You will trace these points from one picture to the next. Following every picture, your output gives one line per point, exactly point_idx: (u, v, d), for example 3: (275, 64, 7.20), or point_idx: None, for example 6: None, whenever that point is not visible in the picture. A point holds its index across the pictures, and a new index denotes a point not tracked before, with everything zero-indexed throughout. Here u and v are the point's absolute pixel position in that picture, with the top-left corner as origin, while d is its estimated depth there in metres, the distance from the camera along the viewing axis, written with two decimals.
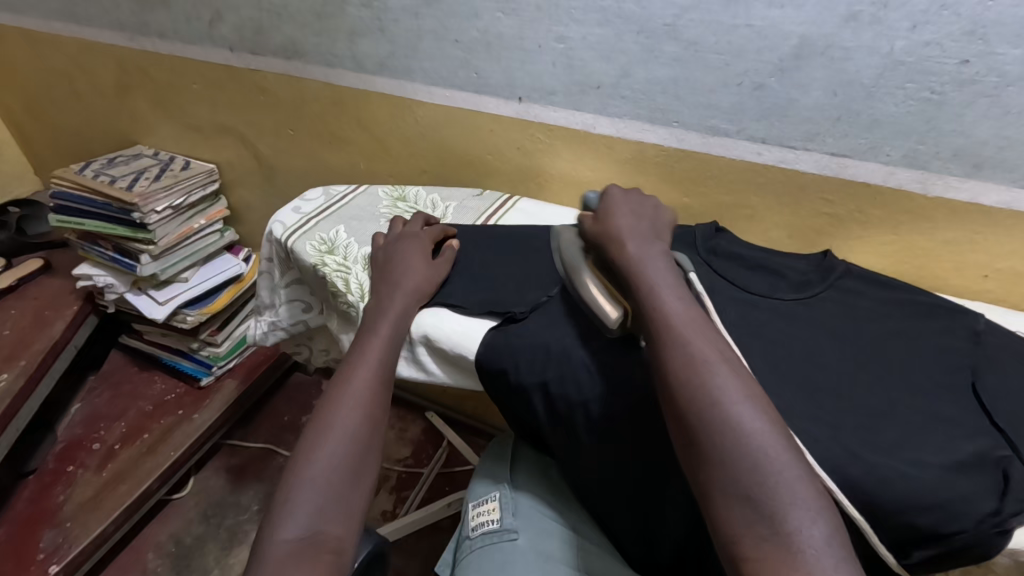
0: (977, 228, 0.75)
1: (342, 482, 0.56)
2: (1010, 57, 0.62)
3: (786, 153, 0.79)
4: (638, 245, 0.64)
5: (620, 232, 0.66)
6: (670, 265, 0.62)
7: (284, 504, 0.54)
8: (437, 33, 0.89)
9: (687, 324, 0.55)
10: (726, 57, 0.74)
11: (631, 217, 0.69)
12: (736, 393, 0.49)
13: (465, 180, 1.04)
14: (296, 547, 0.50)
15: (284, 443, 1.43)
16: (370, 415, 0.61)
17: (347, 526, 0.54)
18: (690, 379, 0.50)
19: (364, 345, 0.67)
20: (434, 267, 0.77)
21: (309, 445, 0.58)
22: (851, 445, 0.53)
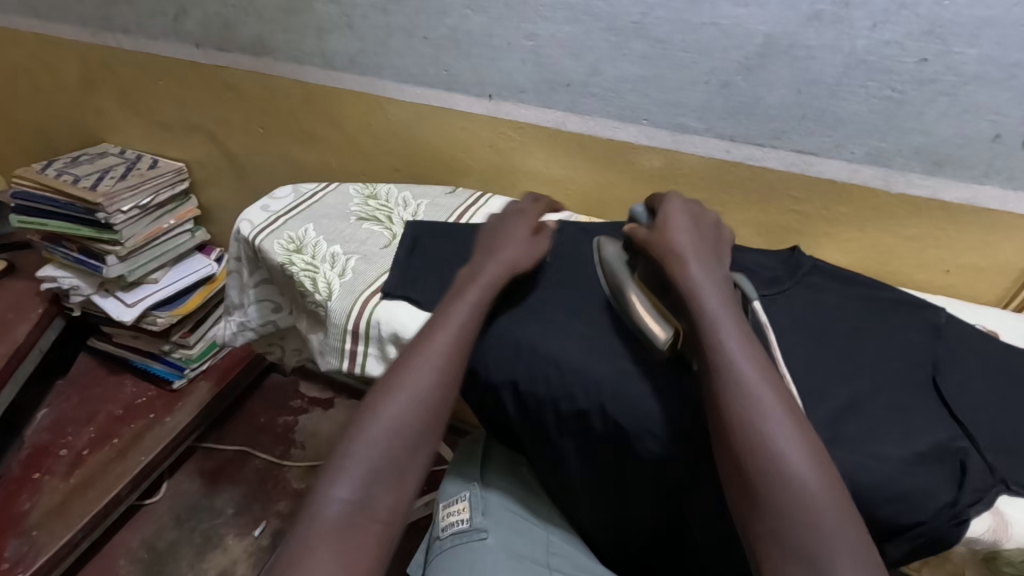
0: (938, 224, 0.76)
1: (402, 444, 0.55)
2: (967, 57, 0.64)
3: (753, 151, 0.79)
4: (703, 268, 0.60)
5: (681, 250, 0.61)
6: (728, 293, 0.59)
7: (342, 459, 0.53)
8: (407, 29, 0.88)
9: (748, 363, 0.52)
10: (693, 55, 0.74)
11: (690, 233, 0.64)
12: (791, 446, 0.48)
13: (438, 178, 1.03)
14: (345, 511, 0.50)
15: (260, 446, 1.42)
16: (444, 380, 0.59)
17: (398, 496, 0.53)
18: (749, 426, 0.49)
19: (451, 306, 0.64)
20: (536, 242, 0.74)
21: (374, 401, 0.57)
22: None
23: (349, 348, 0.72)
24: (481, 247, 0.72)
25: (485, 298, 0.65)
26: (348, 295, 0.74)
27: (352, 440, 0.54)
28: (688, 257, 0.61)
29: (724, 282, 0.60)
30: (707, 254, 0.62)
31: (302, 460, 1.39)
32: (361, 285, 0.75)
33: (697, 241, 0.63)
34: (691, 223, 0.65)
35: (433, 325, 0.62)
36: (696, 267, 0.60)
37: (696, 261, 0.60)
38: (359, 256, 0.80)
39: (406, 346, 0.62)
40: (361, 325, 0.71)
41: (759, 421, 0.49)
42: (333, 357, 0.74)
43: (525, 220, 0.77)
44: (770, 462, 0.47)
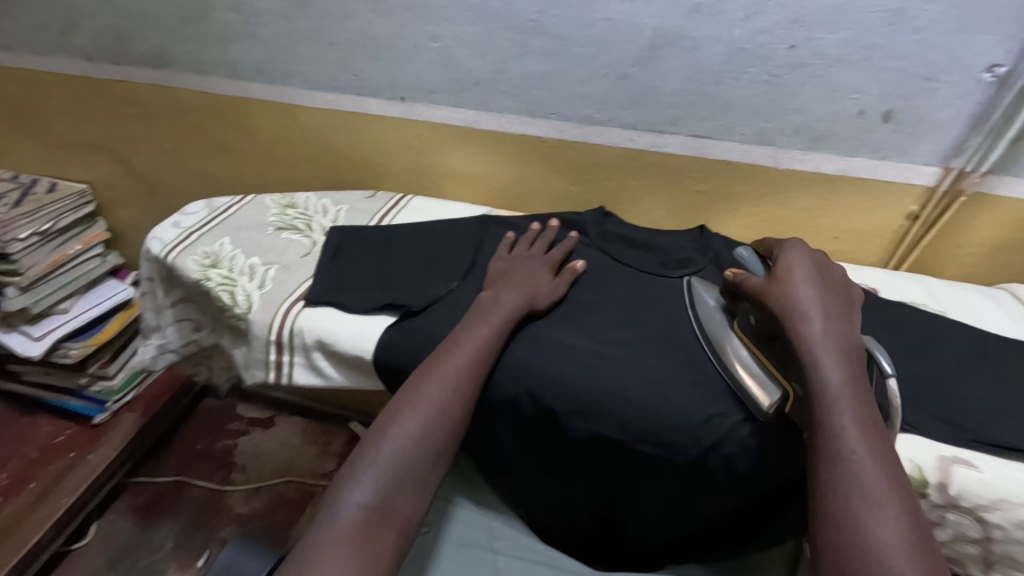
0: (823, 194, 0.83)
1: (422, 456, 0.57)
2: (829, 41, 0.70)
3: (655, 138, 0.84)
4: (826, 330, 0.56)
5: (805, 306, 0.57)
6: (853, 361, 0.54)
7: (361, 463, 0.56)
8: (312, 36, 0.88)
9: (864, 438, 0.49)
10: (591, 50, 0.78)
11: (815, 291, 0.59)
12: (893, 531, 0.45)
13: (359, 183, 1.03)
14: (365, 515, 0.53)
15: (197, 473, 1.36)
16: (464, 397, 0.60)
17: (416, 504, 0.56)
18: (847, 505, 0.47)
19: (477, 318, 0.66)
20: (556, 285, 0.71)
21: (395, 411, 0.59)
22: (720, 399, 0.60)
23: (274, 359, 0.72)
24: (498, 280, 0.71)
25: (502, 324, 0.65)
26: (269, 306, 0.73)
27: (376, 446, 0.57)
28: (812, 316, 0.57)
29: (853, 352, 0.55)
30: (834, 315, 0.57)
31: (244, 483, 1.35)
32: (282, 294, 0.75)
33: (825, 301, 0.58)
34: (817, 281, 0.60)
35: (454, 343, 0.64)
36: (821, 328, 0.56)
37: (819, 318, 0.56)
38: (279, 266, 0.79)
39: (423, 362, 0.63)
40: (284, 335, 0.71)
41: (860, 502, 0.47)
42: (258, 370, 0.73)
43: (544, 258, 0.75)
44: (867, 544, 0.45)
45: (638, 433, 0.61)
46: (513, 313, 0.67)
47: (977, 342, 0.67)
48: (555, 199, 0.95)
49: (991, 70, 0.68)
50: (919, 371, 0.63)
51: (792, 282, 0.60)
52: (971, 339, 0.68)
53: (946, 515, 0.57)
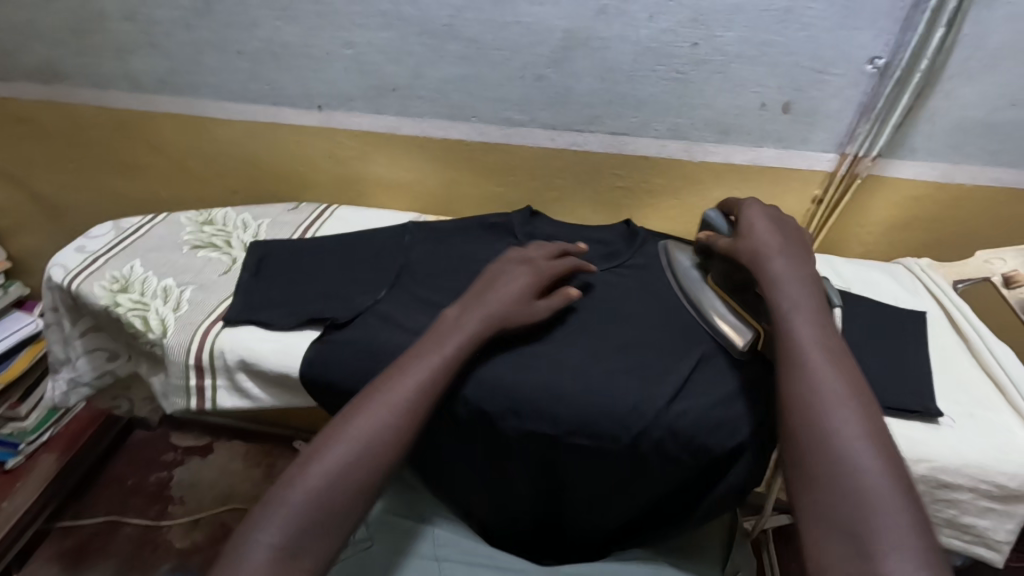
0: (736, 184, 0.88)
1: (344, 494, 0.50)
2: (727, 38, 0.74)
3: (575, 137, 0.86)
4: (786, 258, 0.58)
5: (767, 245, 0.60)
6: (813, 290, 0.55)
7: (275, 499, 0.49)
8: (218, 45, 0.85)
9: (823, 346, 0.50)
10: (505, 52, 0.79)
11: (778, 233, 0.62)
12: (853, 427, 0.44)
13: (282, 196, 1.00)
14: (270, 559, 0.46)
15: (130, 510, 1.28)
16: (398, 422, 0.53)
17: (327, 549, 0.48)
18: (809, 405, 0.46)
19: (426, 340, 0.61)
20: (535, 307, 0.66)
21: (323, 440, 0.52)
22: (649, 387, 0.62)
23: (195, 384, 0.69)
24: (469, 300, 0.65)
25: (461, 346, 0.60)
26: (186, 328, 0.70)
27: (294, 482, 0.49)
28: (772, 248, 0.60)
29: (811, 280, 0.57)
30: (795, 253, 0.60)
31: (182, 516, 1.28)
32: (200, 315, 0.71)
33: (787, 237, 0.61)
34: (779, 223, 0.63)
35: (398, 363, 0.58)
36: (781, 260, 0.58)
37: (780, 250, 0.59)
38: (195, 286, 0.76)
39: (360, 393, 0.56)
40: (204, 357, 0.68)
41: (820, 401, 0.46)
42: (178, 397, 0.70)
43: (532, 272, 0.68)
44: (827, 440, 0.44)
45: (573, 426, 0.62)
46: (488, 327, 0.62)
47: (880, 316, 0.72)
48: (483, 201, 0.95)
49: (872, 61, 0.73)
50: None
51: (755, 229, 0.63)
52: (875, 313, 0.72)
53: None
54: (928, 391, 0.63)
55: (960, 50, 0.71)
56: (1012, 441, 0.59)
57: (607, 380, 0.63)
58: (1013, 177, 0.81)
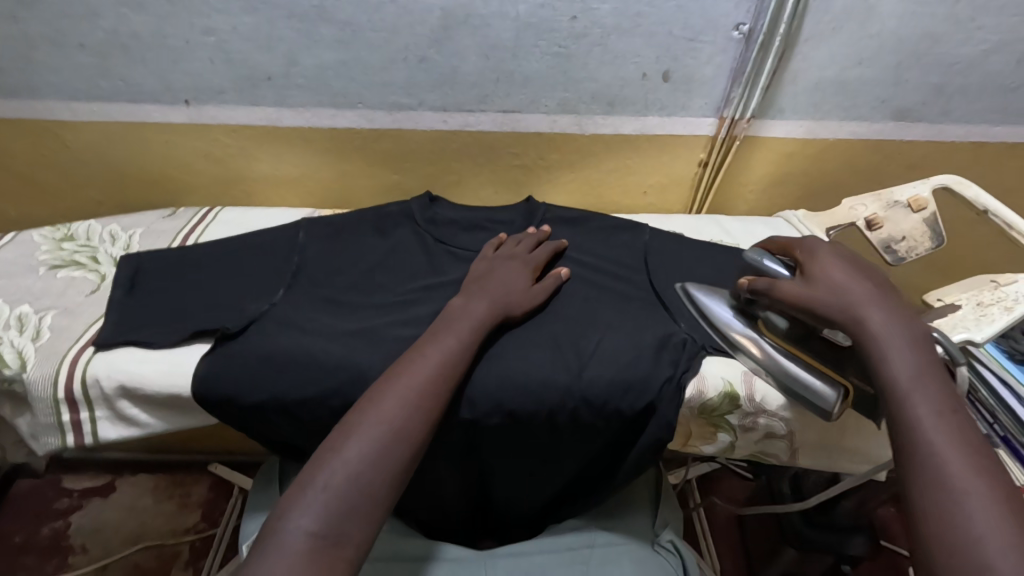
0: (626, 154, 0.90)
1: (380, 473, 0.48)
2: (604, 11, 0.75)
3: (467, 118, 0.85)
4: (883, 317, 0.55)
5: (855, 298, 0.56)
6: (925, 358, 0.52)
7: (308, 484, 0.47)
8: (52, 38, 0.75)
9: (944, 421, 0.47)
10: (384, 34, 0.76)
11: (863, 281, 0.58)
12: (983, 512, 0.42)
13: (156, 202, 0.92)
14: (309, 547, 0.44)
15: (21, 570, 1.15)
16: (427, 411, 0.53)
17: (369, 531, 0.47)
18: (942, 508, 0.43)
19: (445, 325, 0.61)
20: (533, 290, 0.68)
21: (350, 424, 0.51)
22: (561, 362, 0.63)
23: (69, 419, 0.62)
24: (474, 284, 0.67)
25: (472, 330, 0.61)
26: (49, 358, 0.62)
27: (328, 467, 0.48)
28: (867, 303, 0.56)
29: (924, 341, 0.54)
30: (883, 301, 0.56)
31: (86, 565, 1.16)
32: (66, 342, 0.64)
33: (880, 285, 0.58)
34: (855, 267, 0.60)
35: (435, 337, 0.59)
36: (879, 317, 0.55)
37: (877, 306, 0.56)
38: (58, 311, 0.68)
39: (386, 373, 0.56)
40: (75, 389, 0.61)
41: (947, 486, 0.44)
42: (50, 436, 0.63)
43: (527, 259, 0.72)
44: (970, 550, 0.40)
45: (488, 407, 0.61)
46: (484, 325, 0.62)
47: None
48: (381, 190, 0.93)
49: (737, 28, 0.77)
50: None
51: (833, 280, 0.59)
52: None
53: (759, 419, 0.66)
54: None
55: (813, 15, 0.77)
56: None
57: (519, 360, 0.63)
58: (866, 129, 0.90)
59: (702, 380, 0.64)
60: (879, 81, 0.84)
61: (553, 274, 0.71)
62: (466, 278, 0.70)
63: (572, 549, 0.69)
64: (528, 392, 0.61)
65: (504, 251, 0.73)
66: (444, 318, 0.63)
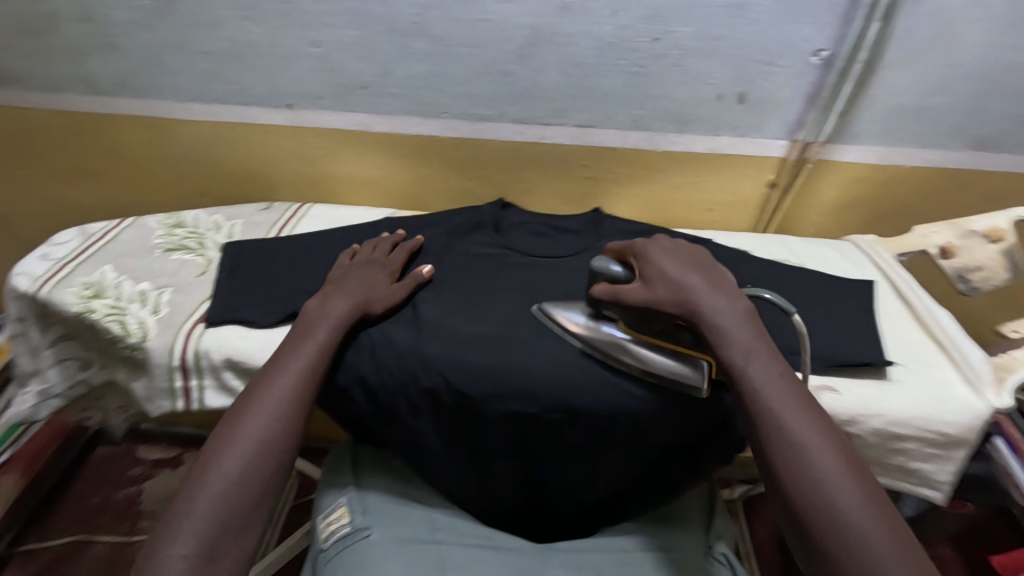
0: (695, 172, 0.93)
1: (247, 491, 0.52)
2: (685, 34, 0.78)
3: (544, 130, 0.89)
4: (712, 290, 0.61)
5: (682, 284, 0.61)
6: (717, 286, 0.62)
7: (183, 514, 0.50)
8: (179, 45, 0.83)
9: (750, 343, 0.56)
10: (473, 49, 0.81)
11: (672, 267, 0.64)
12: (821, 449, 0.49)
13: (250, 196, 0.99)
14: (186, 569, 0.47)
15: (99, 528, 1.24)
16: (291, 423, 0.57)
17: (244, 544, 0.51)
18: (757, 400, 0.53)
19: (292, 347, 0.63)
20: (394, 290, 0.73)
21: (214, 451, 0.54)
22: (488, 366, 0.65)
23: (180, 385, 0.69)
24: (329, 290, 0.70)
25: (331, 335, 0.65)
26: (167, 330, 0.69)
27: (192, 496, 0.51)
28: (693, 280, 0.62)
29: (750, 318, 0.58)
30: (706, 277, 0.62)
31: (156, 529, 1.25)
32: (181, 317, 0.71)
33: (709, 279, 0.62)
34: (683, 263, 0.64)
35: (293, 349, 0.63)
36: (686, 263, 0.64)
37: (701, 279, 0.62)
38: (172, 288, 0.75)
39: (239, 396, 0.58)
40: (188, 358, 0.68)
41: (792, 435, 0.50)
42: (164, 400, 0.69)
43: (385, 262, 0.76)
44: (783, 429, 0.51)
45: (548, 402, 0.65)
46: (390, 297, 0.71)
47: (827, 285, 0.78)
48: (455, 195, 0.97)
49: (816, 53, 0.79)
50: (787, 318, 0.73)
51: (660, 269, 0.64)
52: (825, 283, 0.78)
53: None
54: (879, 351, 0.69)
55: (894, 43, 0.78)
56: (952, 391, 0.66)
57: (505, 355, 0.66)
58: (942, 157, 0.89)
59: None
60: (959, 109, 0.83)
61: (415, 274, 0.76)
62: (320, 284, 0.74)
63: (625, 552, 0.71)
64: (582, 390, 0.64)
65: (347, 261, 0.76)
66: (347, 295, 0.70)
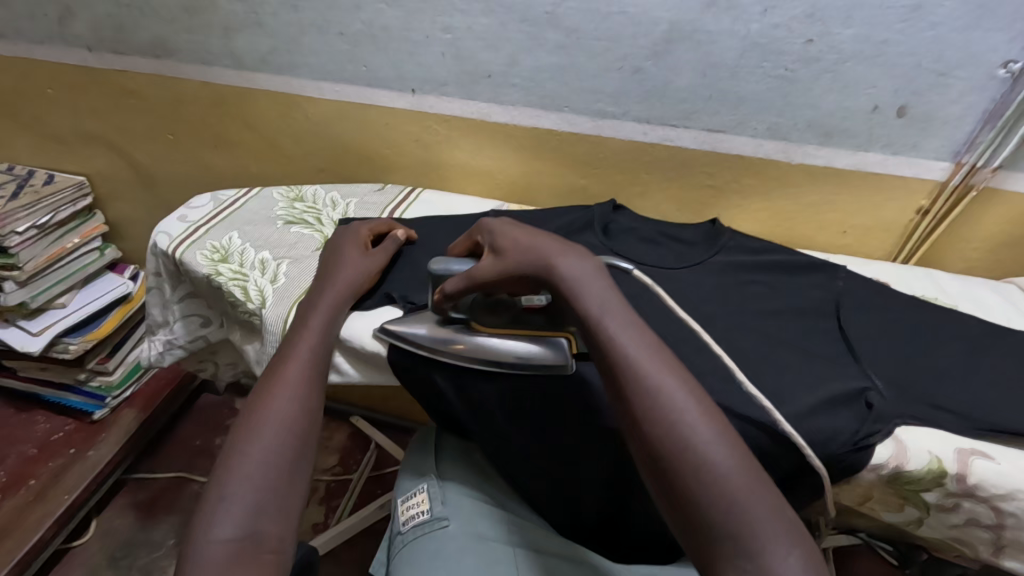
0: (834, 190, 0.84)
1: (279, 475, 0.51)
2: (845, 36, 0.71)
3: (668, 132, 0.84)
4: (572, 259, 0.55)
5: (541, 251, 0.57)
6: (589, 263, 0.55)
7: (221, 501, 0.47)
8: (320, 26, 0.87)
9: (641, 348, 0.49)
10: (606, 43, 0.78)
11: (524, 236, 0.60)
12: (676, 391, 0.46)
13: (365, 177, 1.02)
14: (232, 552, 0.45)
15: (198, 469, 1.34)
16: (307, 409, 0.57)
17: (286, 524, 0.49)
18: (653, 413, 0.45)
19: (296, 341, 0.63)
20: (370, 259, 0.74)
21: (234, 442, 0.52)
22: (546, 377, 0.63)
23: None
24: (318, 280, 0.71)
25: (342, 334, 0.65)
26: (283, 301, 0.72)
27: (224, 482, 0.49)
28: (553, 250, 0.57)
29: (601, 273, 0.55)
30: (556, 241, 0.58)
31: None
32: (296, 289, 0.74)
33: (559, 242, 0.58)
34: (535, 232, 0.60)
35: (290, 342, 0.62)
36: (548, 238, 0.59)
37: (564, 253, 0.56)
38: (290, 260, 0.78)
39: (253, 388, 0.57)
40: None
41: (649, 382, 0.46)
42: None
43: (356, 237, 0.76)
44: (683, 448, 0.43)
45: None
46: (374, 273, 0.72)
47: (984, 333, 0.68)
48: (564, 192, 0.94)
49: (1005, 66, 0.68)
50: (936, 367, 0.63)
51: (512, 242, 0.60)
52: (982, 331, 0.68)
53: (962, 503, 0.57)
54: None
55: None
56: None
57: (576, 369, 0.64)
58: None
59: (906, 448, 0.56)
60: None
61: (391, 238, 0.77)
62: (319, 258, 0.75)
63: None
64: None
65: (342, 228, 0.78)
66: (322, 277, 0.71)
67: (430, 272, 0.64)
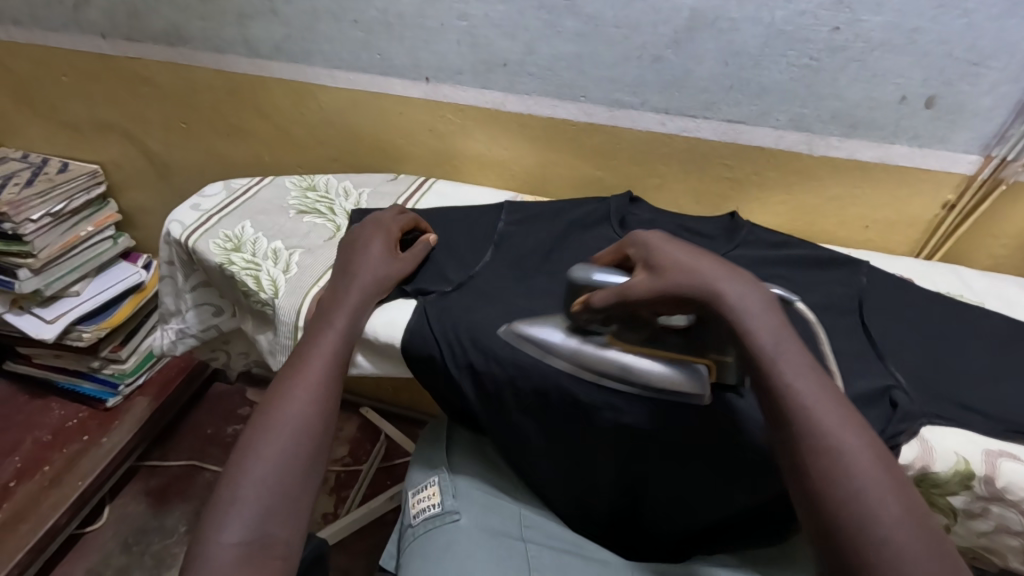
0: (857, 183, 0.82)
1: (291, 477, 0.51)
2: (874, 24, 0.68)
3: (687, 123, 0.82)
4: (742, 289, 0.50)
5: (703, 276, 0.51)
6: (760, 294, 0.50)
7: (231, 503, 0.48)
8: (334, 13, 0.86)
9: (818, 396, 0.45)
10: (625, 30, 0.76)
11: (688, 255, 0.53)
12: (852, 450, 0.42)
13: (378, 167, 1.01)
14: (239, 557, 0.46)
15: (210, 458, 1.34)
16: (325, 406, 0.56)
17: (294, 528, 0.49)
18: (827, 471, 0.42)
19: (318, 336, 0.62)
20: (396, 260, 0.71)
21: (250, 439, 0.52)
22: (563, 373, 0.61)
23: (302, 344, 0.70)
24: (339, 274, 0.69)
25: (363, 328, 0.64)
26: (296, 291, 0.71)
27: (235, 483, 0.49)
28: (718, 275, 0.51)
29: (772, 304, 0.50)
30: (724, 267, 0.52)
31: None
32: (308, 280, 0.73)
33: (722, 263, 0.52)
34: (689, 249, 0.54)
35: (315, 338, 0.61)
36: (711, 258, 0.53)
37: (731, 278, 0.50)
38: (302, 250, 0.77)
39: (274, 382, 0.57)
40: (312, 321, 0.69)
41: (818, 428, 0.44)
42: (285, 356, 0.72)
43: (391, 232, 0.73)
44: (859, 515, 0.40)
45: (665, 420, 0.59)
46: (396, 270, 0.69)
47: (1014, 333, 0.66)
48: (579, 184, 0.93)
49: None
50: (965, 368, 0.61)
51: (674, 261, 0.53)
52: (1013, 330, 0.66)
53: (989, 508, 0.55)
54: None
55: None
56: None
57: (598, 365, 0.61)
58: None
59: (932, 449, 0.55)
60: None
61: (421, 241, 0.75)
62: (341, 248, 0.73)
63: None
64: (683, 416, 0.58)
65: (375, 215, 0.76)
66: (342, 269, 0.69)
67: (570, 278, 0.59)
